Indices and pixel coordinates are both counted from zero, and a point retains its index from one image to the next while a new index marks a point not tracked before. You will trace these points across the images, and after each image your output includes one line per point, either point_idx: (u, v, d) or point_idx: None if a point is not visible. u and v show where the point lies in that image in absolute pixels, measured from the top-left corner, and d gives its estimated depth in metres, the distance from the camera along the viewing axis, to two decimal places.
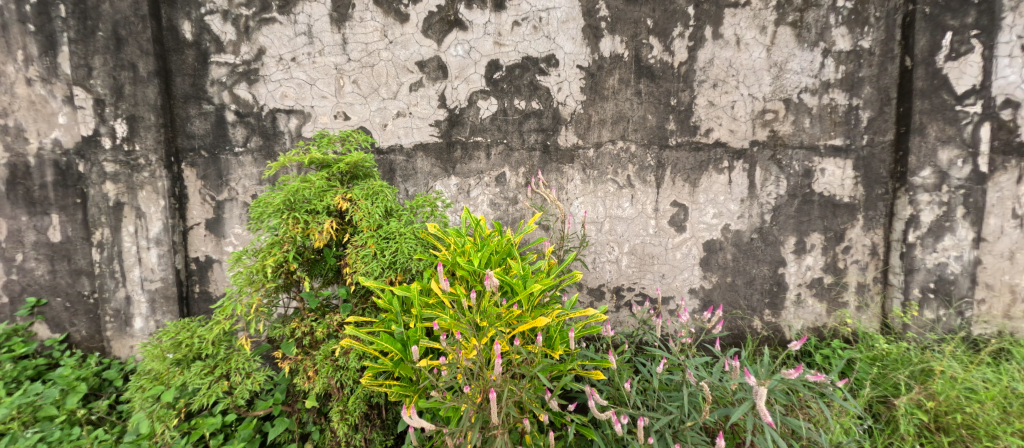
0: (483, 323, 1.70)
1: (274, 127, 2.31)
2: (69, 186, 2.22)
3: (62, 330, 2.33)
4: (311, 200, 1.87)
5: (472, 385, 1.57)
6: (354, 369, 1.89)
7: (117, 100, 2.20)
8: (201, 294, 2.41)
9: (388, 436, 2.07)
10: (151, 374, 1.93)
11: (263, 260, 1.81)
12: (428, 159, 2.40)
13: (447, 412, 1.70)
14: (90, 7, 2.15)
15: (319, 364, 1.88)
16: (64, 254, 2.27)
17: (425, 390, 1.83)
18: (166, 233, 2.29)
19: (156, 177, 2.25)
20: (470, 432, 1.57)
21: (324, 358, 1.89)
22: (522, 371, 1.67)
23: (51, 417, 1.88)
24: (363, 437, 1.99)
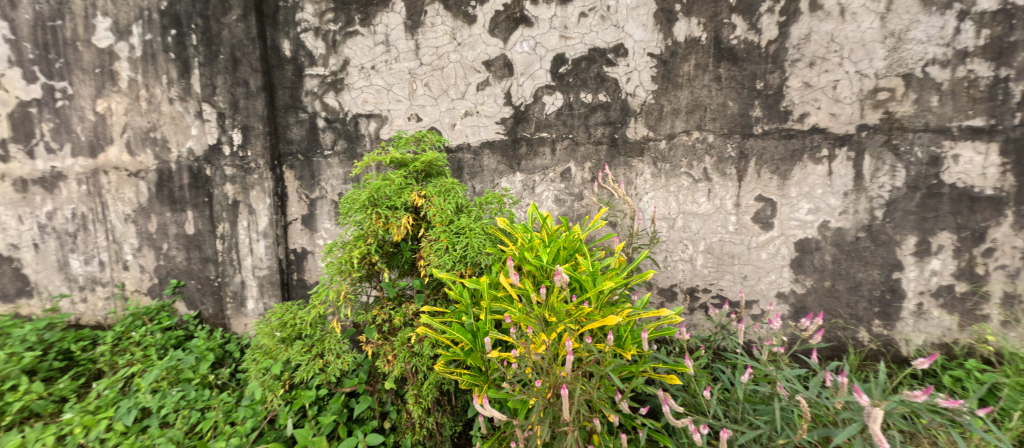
0: (552, 318, 1.71)
1: (356, 131, 2.53)
2: (200, 187, 2.65)
3: (195, 307, 2.80)
4: (390, 197, 2.01)
5: (543, 380, 1.58)
6: (428, 356, 2.01)
7: (234, 112, 2.57)
8: (298, 281, 2.73)
9: (457, 422, 2.22)
10: (262, 349, 2.22)
11: (351, 251, 1.99)
12: (494, 156, 2.45)
13: (516, 404, 1.74)
14: (214, 34, 2.53)
15: (396, 349, 2.02)
16: (196, 244, 2.72)
17: (495, 381, 1.88)
18: (272, 227, 2.62)
19: (263, 178, 2.58)
20: (540, 425, 1.59)
21: (401, 344, 2.03)
22: (592, 369, 1.64)
23: (189, 379, 2.33)
24: (435, 421, 2.12)
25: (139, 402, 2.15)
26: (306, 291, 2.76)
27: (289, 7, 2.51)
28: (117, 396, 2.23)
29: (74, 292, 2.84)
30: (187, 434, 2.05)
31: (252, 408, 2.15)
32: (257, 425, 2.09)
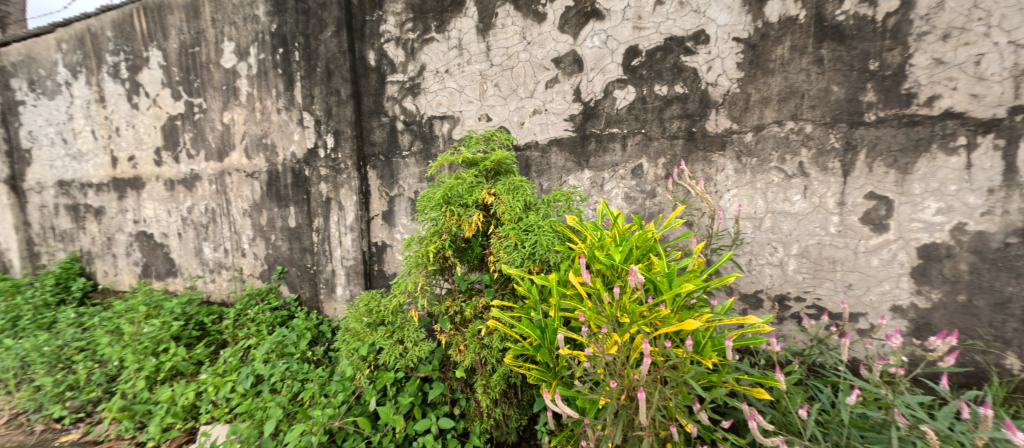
0: (624, 319, 1.63)
1: (431, 132, 2.67)
2: (300, 186, 3.00)
3: (295, 291, 3.19)
4: (463, 195, 2.08)
5: (616, 381, 1.55)
6: (496, 349, 2.06)
7: (327, 119, 2.87)
8: (379, 272, 2.97)
9: (522, 416, 2.27)
10: (351, 331, 2.44)
11: (427, 246, 2.09)
12: (562, 154, 2.43)
13: (586, 403, 1.73)
14: (313, 50, 2.84)
15: (468, 340, 2.11)
16: (297, 236, 3.09)
17: (563, 378, 1.89)
18: (358, 222, 2.88)
19: (351, 177, 2.85)
20: (612, 426, 1.58)
21: (472, 336, 2.12)
22: (669, 375, 1.57)
23: (292, 353, 2.67)
24: (501, 411, 2.19)
25: (255, 369, 2.52)
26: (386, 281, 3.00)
27: (374, 21, 2.73)
28: (238, 363, 2.64)
29: (208, 273, 3.47)
30: (291, 401, 2.36)
31: (342, 384, 2.39)
32: (346, 399, 2.33)
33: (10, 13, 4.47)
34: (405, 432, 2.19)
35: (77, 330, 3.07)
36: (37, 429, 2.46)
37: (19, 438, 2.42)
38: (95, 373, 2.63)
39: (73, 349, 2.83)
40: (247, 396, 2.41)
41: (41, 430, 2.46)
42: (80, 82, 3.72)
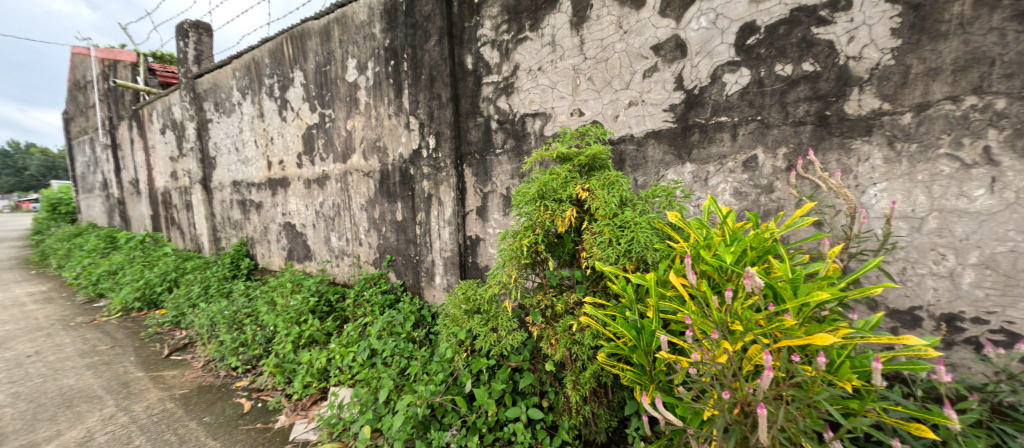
0: (737, 326, 1.45)
1: (524, 129, 2.69)
2: (406, 184, 3.31)
3: (401, 278, 3.53)
4: (557, 190, 2.04)
5: (727, 393, 1.38)
6: (588, 346, 1.97)
7: (429, 121, 3.09)
8: (472, 263, 3.09)
9: (613, 417, 2.17)
10: (451, 317, 2.50)
11: (520, 240, 2.09)
12: (660, 146, 2.25)
13: (689, 414, 1.57)
14: (419, 60, 3.10)
15: (558, 335, 2.04)
16: (402, 228, 3.40)
17: (659, 383, 1.74)
18: (455, 216, 3.04)
19: (450, 174, 3.02)
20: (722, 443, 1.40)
21: (562, 331, 2.04)
22: (793, 394, 1.36)
23: (401, 333, 2.93)
24: (591, 410, 2.11)
25: (371, 344, 2.84)
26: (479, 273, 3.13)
27: (472, 27, 2.85)
28: (358, 337, 2.99)
29: (335, 258, 4.05)
30: (399, 375, 2.61)
31: (441, 364, 2.54)
32: (444, 379, 2.47)
33: (204, 52, 5.70)
34: (497, 417, 2.25)
35: (245, 298, 3.83)
36: (220, 374, 3.12)
37: (208, 379, 3.07)
38: (257, 335, 3.27)
39: (241, 314, 3.54)
40: (364, 366, 2.73)
41: (222, 375, 3.10)
42: (247, 101, 4.61)
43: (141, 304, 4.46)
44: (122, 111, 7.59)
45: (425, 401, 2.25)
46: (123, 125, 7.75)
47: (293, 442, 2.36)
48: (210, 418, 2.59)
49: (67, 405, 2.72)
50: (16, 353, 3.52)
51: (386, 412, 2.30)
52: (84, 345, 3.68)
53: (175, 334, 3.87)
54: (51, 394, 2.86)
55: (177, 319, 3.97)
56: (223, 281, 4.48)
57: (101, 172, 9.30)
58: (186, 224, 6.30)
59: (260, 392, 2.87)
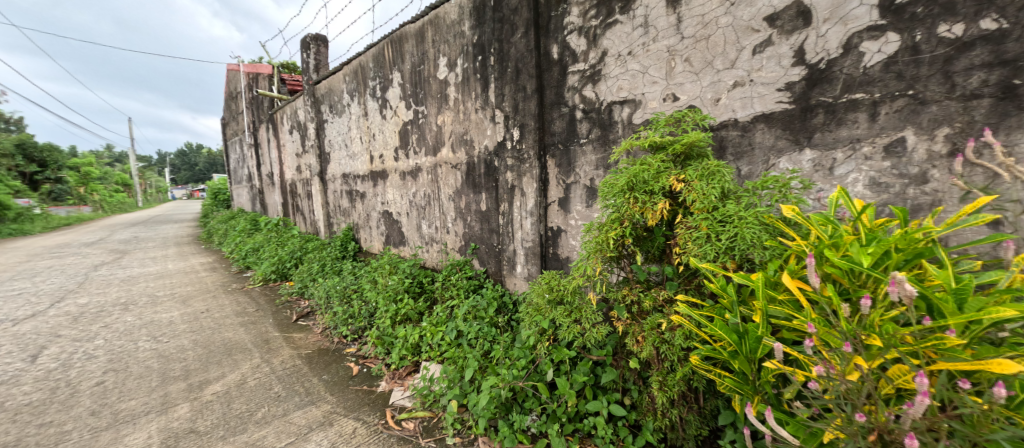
0: (875, 341, 1.18)
1: (610, 118, 2.55)
2: (490, 175, 3.49)
3: (484, 265, 3.77)
4: (648, 181, 1.88)
5: (862, 416, 1.12)
6: (678, 347, 1.77)
7: (514, 113, 3.17)
8: (553, 255, 3.10)
9: (704, 426, 1.93)
10: (535, 305, 2.46)
11: (606, 232, 1.96)
12: (771, 131, 1.97)
13: (806, 434, 1.33)
14: (505, 53, 3.16)
15: (646, 332, 1.87)
16: (486, 218, 3.61)
17: (766, 395, 1.51)
18: (537, 207, 3.09)
19: (533, 166, 3.05)
20: None
21: (651, 329, 1.87)
22: (954, 428, 1.08)
23: (482, 317, 3.19)
24: (679, 415, 1.92)
25: (458, 325, 3.14)
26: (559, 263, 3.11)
27: (559, 15, 2.77)
28: (446, 318, 3.36)
29: (424, 244, 4.44)
30: (482, 357, 2.84)
31: (524, 351, 2.61)
32: (527, 365, 2.54)
33: (322, 61, 6.43)
34: (576, 408, 2.25)
35: (352, 276, 4.54)
36: (335, 339, 3.71)
37: (326, 343, 3.66)
38: (363, 309, 3.82)
39: (349, 290, 4.19)
40: (451, 345, 3.08)
41: (337, 341, 3.68)
42: (355, 102, 5.26)
43: (274, 276, 5.49)
44: (263, 116, 8.96)
45: (508, 386, 2.35)
46: (262, 129, 9.16)
47: (391, 406, 2.74)
48: (328, 376, 3.11)
49: (226, 353, 3.45)
50: (194, 309, 4.56)
51: (470, 389, 2.57)
52: (237, 307, 4.61)
53: (299, 304, 4.67)
54: (217, 343, 3.65)
55: (301, 290, 4.82)
56: (335, 260, 5.25)
57: (247, 166, 11.16)
58: (308, 211, 7.25)
59: (365, 359, 3.36)
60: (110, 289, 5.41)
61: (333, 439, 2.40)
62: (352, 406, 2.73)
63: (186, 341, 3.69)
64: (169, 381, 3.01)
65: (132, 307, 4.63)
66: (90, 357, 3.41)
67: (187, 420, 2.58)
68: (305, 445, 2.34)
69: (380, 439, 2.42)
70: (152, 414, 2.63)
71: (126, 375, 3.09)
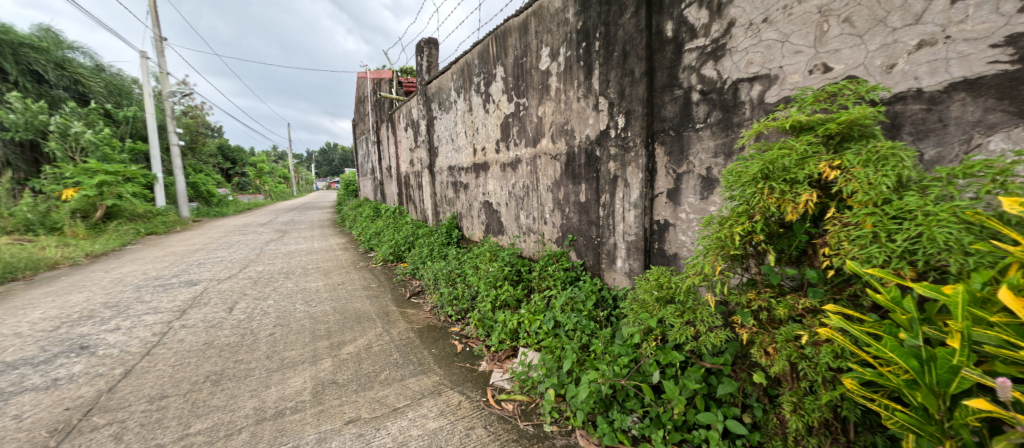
0: None
1: (735, 99, 2.24)
2: (591, 166, 3.33)
3: (581, 258, 3.63)
4: (789, 169, 1.60)
5: None
6: (825, 366, 1.50)
7: (620, 100, 2.97)
8: (659, 250, 2.87)
9: None
10: (640, 302, 2.33)
11: (731, 227, 1.74)
12: (979, 101, 1.56)
13: None
14: (612, 36, 2.96)
15: (778, 344, 1.60)
16: (585, 209, 3.47)
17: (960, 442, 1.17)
18: (642, 199, 2.88)
19: (639, 155, 2.85)
20: None
21: (784, 340, 1.60)
22: None
23: (581, 310, 3.09)
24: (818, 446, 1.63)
25: (556, 315, 3.10)
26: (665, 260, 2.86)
27: None
28: (544, 307, 3.32)
29: (522, 234, 4.44)
30: (581, 350, 2.77)
31: (626, 348, 2.48)
32: (630, 363, 2.41)
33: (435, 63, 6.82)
34: (685, 417, 2.09)
35: (456, 261, 4.76)
36: (441, 318, 3.95)
37: (434, 321, 3.91)
38: (465, 291, 4.00)
39: (454, 274, 4.41)
40: (548, 334, 3.04)
41: (443, 320, 3.91)
42: (461, 98, 5.44)
43: (390, 258, 5.97)
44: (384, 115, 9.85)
45: (608, 383, 2.28)
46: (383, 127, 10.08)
47: (492, 385, 2.85)
48: (436, 350, 3.34)
49: (357, 320, 3.91)
50: (334, 280, 5.25)
51: (567, 380, 2.57)
52: (365, 281, 5.18)
53: (410, 282, 5.05)
54: (351, 311, 4.14)
55: (412, 271, 5.22)
56: (442, 246, 5.55)
57: (371, 161, 12.44)
58: (419, 200, 7.77)
59: (467, 339, 3.52)
60: (276, 260, 6.46)
61: (441, 408, 2.60)
62: (457, 380, 2.91)
63: (328, 307, 4.25)
64: (317, 339, 3.52)
65: (292, 275, 5.51)
66: (265, 312, 4.13)
67: (330, 372, 2.99)
68: (419, 409, 2.59)
69: (481, 414, 2.55)
70: (306, 363, 3.11)
71: (288, 330, 3.70)
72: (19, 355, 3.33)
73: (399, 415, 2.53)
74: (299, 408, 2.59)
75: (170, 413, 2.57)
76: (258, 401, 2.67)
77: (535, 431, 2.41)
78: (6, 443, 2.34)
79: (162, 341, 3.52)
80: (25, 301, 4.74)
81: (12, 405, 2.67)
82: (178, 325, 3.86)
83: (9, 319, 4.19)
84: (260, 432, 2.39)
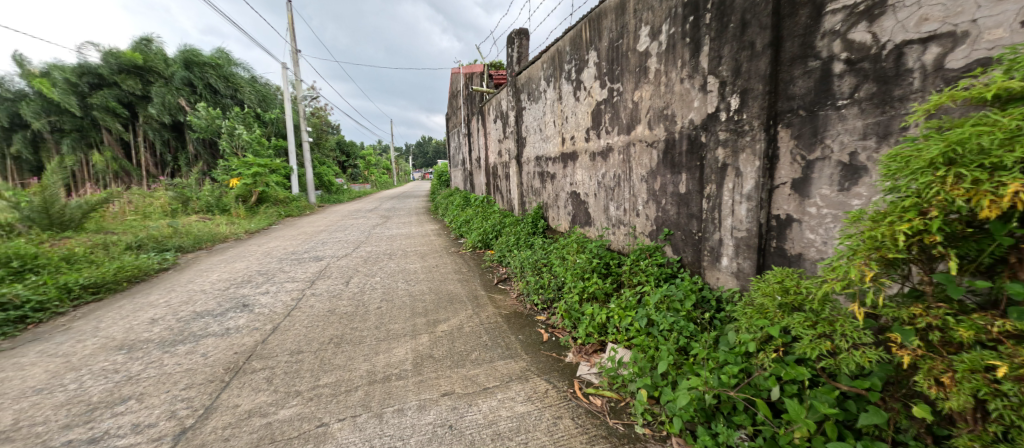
0: None
1: (897, 67, 1.86)
2: (694, 153, 3.01)
3: (678, 254, 3.31)
4: (985, 154, 1.29)
5: None
6: None
7: (735, 78, 2.62)
8: (777, 249, 2.50)
9: None
10: (757, 307, 2.06)
11: (892, 226, 1.43)
12: None
13: None
14: (728, 5, 2.63)
15: (959, 376, 1.33)
16: (685, 202, 3.15)
17: None
18: (757, 190, 2.53)
19: (756, 140, 2.50)
20: None
21: (968, 371, 1.32)
22: None
23: (678, 310, 2.80)
24: None
25: (649, 313, 2.86)
26: (785, 261, 2.48)
27: None
28: (636, 303, 3.08)
29: (611, 226, 4.20)
30: (678, 353, 2.53)
31: (734, 356, 2.16)
32: (739, 373, 2.10)
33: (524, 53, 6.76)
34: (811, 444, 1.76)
35: (543, 250, 4.69)
36: (527, 306, 3.93)
37: (520, 308, 3.90)
38: (552, 281, 3.92)
39: (540, 263, 4.36)
40: (640, 332, 2.83)
41: (529, 307, 3.90)
42: (551, 88, 5.31)
43: (479, 245, 6.15)
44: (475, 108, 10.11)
45: (713, 393, 2.04)
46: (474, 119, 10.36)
47: (579, 378, 2.74)
48: (522, 336, 3.32)
49: (450, 301, 4.06)
50: (430, 262, 5.54)
51: (663, 383, 2.37)
52: (456, 265, 5.37)
53: (497, 269, 5.11)
54: (444, 292, 4.32)
55: (499, 258, 5.30)
56: (527, 236, 5.52)
57: (461, 153, 12.90)
58: (505, 191, 7.84)
59: (554, 329, 3.46)
60: (383, 242, 7.03)
61: (529, 394, 2.56)
62: (544, 368, 2.85)
63: (425, 287, 4.49)
64: (416, 315, 3.72)
65: (395, 256, 5.93)
66: (374, 287, 4.48)
67: (428, 346, 3.14)
68: (508, 391, 2.58)
69: (568, 405, 2.46)
70: (408, 336, 3.31)
71: (392, 305, 3.97)
72: (206, 307, 4.07)
73: (489, 395, 2.55)
74: (403, 376, 2.74)
75: (305, 366, 2.89)
76: (370, 365, 2.89)
77: (626, 431, 2.26)
78: (195, 374, 2.83)
79: (297, 305, 4.02)
80: (206, 265, 5.78)
81: (201, 346, 3.24)
82: (309, 292, 4.38)
83: (198, 278, 5.15)
84: (373, 392, 2.57)
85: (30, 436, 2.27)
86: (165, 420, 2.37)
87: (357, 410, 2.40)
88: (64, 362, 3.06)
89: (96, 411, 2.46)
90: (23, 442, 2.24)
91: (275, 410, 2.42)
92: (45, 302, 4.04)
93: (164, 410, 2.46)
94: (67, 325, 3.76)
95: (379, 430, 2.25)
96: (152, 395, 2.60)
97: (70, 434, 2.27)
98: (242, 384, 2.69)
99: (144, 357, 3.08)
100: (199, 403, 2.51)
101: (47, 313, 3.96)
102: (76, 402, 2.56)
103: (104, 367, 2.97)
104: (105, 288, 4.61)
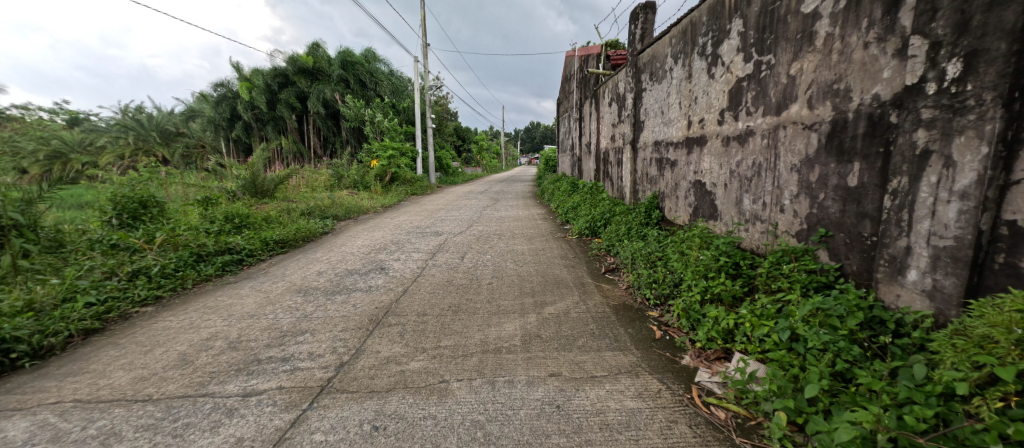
0: None
1: None
2: (876, 136, 2.38)
3: (838, 260, 2.67)
4: None
5: None
6: None
7: (958, 36, 1.98)
8: (1004, 267, 1.86)
9: None
10: (975, 340, 1.71)
11: None
12: None
13: None
14: None
15: None
16: (856, 197, 2.54)
17: None
18: (980, 187, 1.90)
19: (987, 119, 1.87)
20: None
21: None
22: None
23: (835, 327, 2.24)
24: None
25: (793, 326, 2.37)
26: (1017, 284, 1.82)
27: None
28: (775, 312, 2.60)
29: (745, 221, 3.64)
30: (832, 378, 2.07)
31: (925, 395, 1.70)
32: (932, 419, 1.64)
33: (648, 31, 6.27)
34: None
35: (658, 243, 4.31)
36: (638, 299, 3.68)
37: (630, 301, 3.67)
38: (668, 276, 3.58)
39: (654, 256, 4.02)
40: (780, 346, 2.39)
41: (640, 301, 3.64)
42: (680, 65, 4.78)
43: (587, 232, 5.97)
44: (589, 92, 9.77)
45: (891, 435, 1.60)
46: (587, 104, 10.00)
47: (698, 384, 2.44)
48: (632, 330, 3.10)
49: (557, 285, 4.02)
50: (538, 246, 5.55)
51: (811, 410, 1.97)
52: (563, 251, 5.28)
53: (605, 258, 4.90)
54: (550, 276, 4.28)
55: (608, 248, 5.06)
56: (640, 226, 5.14)
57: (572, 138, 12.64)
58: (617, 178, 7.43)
59: (667, 327, 3.16)
60: (494, 222, 7.28)
61: (640, 390, 2.38)
62: (656, 367, 2.62)
63: (532, 268, 4.51)
64: (525, 294, 3.76)
65: (506, 237, 6.08)
66: (485, 264, 4.66)
67: (537, 326, 3.14)
68: (617, 383, 2.43)
69: (685, 411, 2.21)
70: (516, 314, 3.35)
71: (503, 282, 4.08)
72: (353, 266, 4.70)
73: (598, 383, 2.43)
74: (513, 350, 2.78)
75: (429, 327, 3.12)
76: (483, 335, 2.99)
77: None
78: (349, 320, 3.25)
79: (421, 273, 4.38)
80: (352, 233, 6.65)
81: (352, 298, 3.72)
82: (431, 263, 4.74)
83: (348, 242, 5.98)
84: (486, 360, 2.65)
85: (246, 348, 2.85)
86: (330, 353, 2.76)
87: (472, 374, 2.50)
88: (264, 296, 3.81)
89: (285, 337, 2.99)
90: (244, 351, 2.82)
91: (407, 361, 2.65)
92: (253, 250, 5.08)
93: (329, 345, 2.87)
94: (267, 270, 4.67)
95: (493, 396, 2.31)
96: (321, 332, 3.07)
97: (269, 351, 2.79)
98: (382, 334, 3.02)
99: (315, 301, 3.67)
100: (351, 344, 2.88)
101: (255, 259, 4.98)
102: (272, 328, 3.14)
103: (289, 304, 3.61)
104: (288, 244, 5.63)
